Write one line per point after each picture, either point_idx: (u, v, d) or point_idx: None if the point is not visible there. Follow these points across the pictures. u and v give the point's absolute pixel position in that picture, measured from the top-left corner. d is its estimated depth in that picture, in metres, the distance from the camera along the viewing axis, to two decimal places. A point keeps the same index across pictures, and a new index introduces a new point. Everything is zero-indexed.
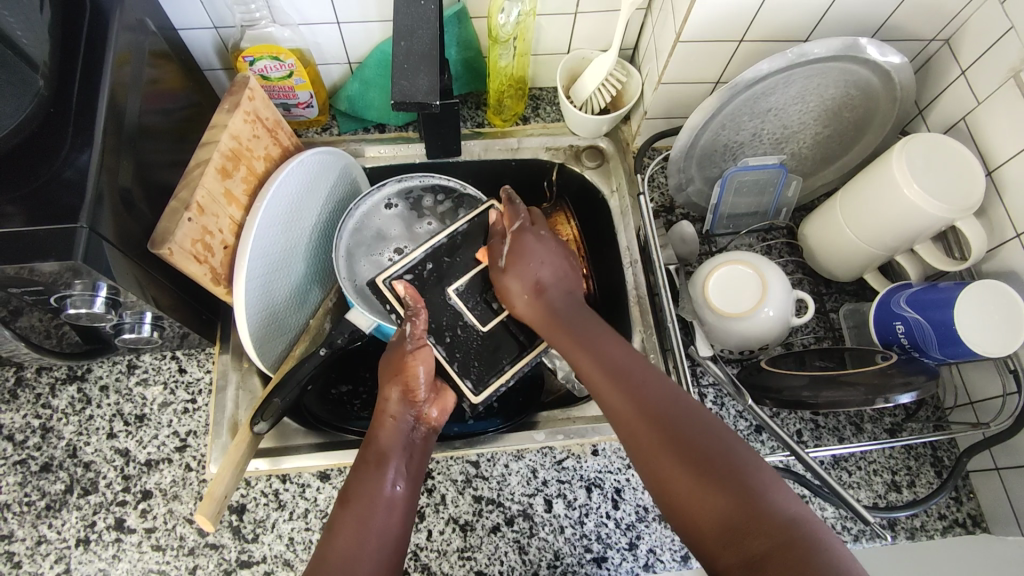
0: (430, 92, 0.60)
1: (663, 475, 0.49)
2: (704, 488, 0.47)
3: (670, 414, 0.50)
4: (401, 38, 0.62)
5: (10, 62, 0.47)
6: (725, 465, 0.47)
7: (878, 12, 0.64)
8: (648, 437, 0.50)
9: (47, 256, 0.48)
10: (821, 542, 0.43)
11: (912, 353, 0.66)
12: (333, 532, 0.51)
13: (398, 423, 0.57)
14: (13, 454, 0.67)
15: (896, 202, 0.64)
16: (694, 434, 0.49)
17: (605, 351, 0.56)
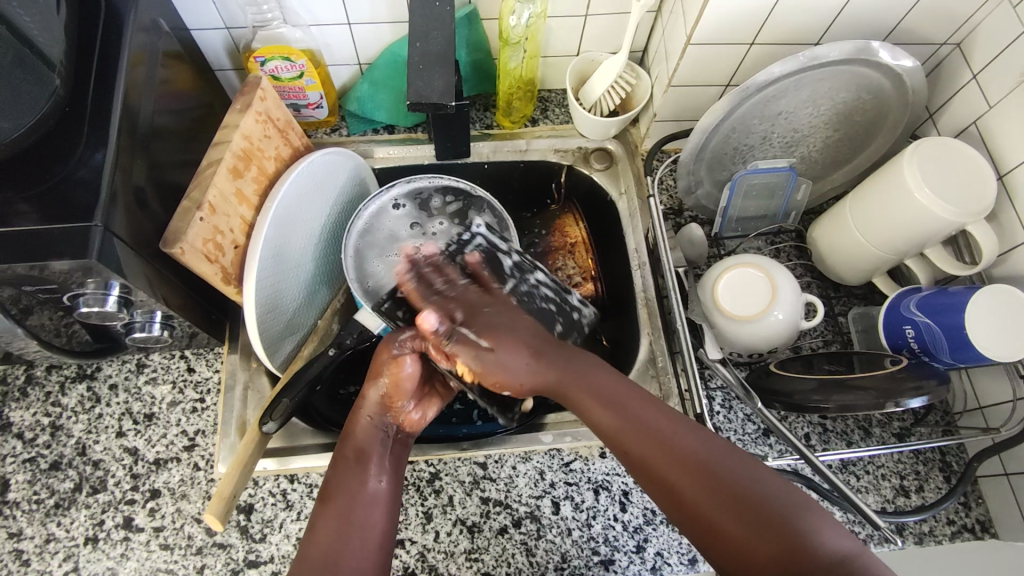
0: (443, 93, 0.60)
1: (713, 525, 0.47)
2: (756, 533, 0.45)
3: (697, 459, 0.49)
4: (415, 39, 0.62)
5: (27, 61, 0.48)
6: (772, 510, 0.46)
7: (890, 16, 0.64)
8: (692, 489, 0.48)
9: (62, 255, 0.48)
10: (876, 574, 0.42)
11: (922, 356, 0.66)
12: (316, 526, 0.52)
13: (373, 422, 0.58)
14: (23, 451, 0.68)
15: (907, 206, 0.64)
16: (739, 481, 0.47)
17: (621, 398, 0.53)
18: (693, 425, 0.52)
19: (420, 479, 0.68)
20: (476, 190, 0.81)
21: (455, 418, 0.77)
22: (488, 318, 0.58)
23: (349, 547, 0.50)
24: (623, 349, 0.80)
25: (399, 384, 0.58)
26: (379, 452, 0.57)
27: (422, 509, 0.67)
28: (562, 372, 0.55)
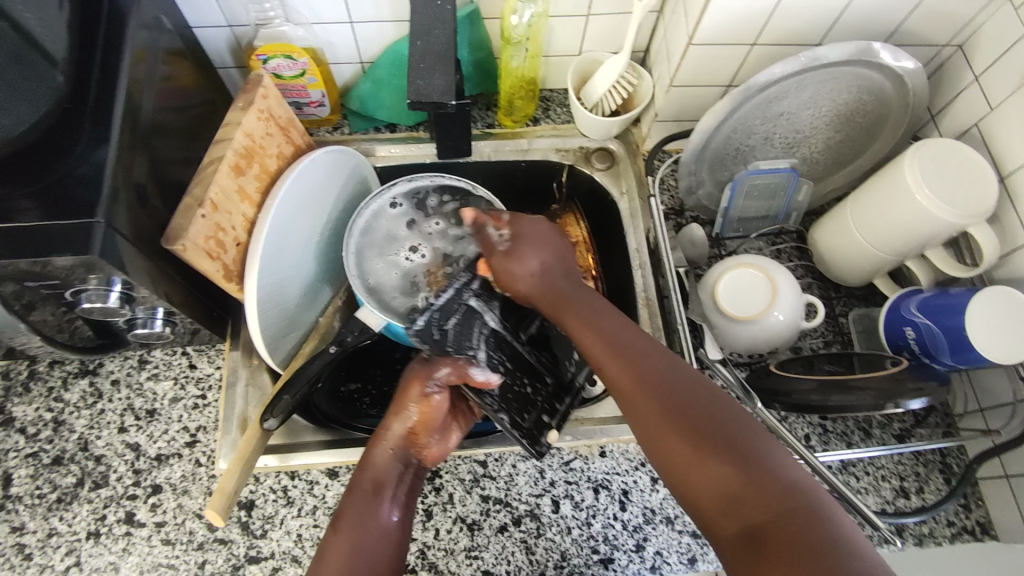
0: (445, 92, 0.60)
1: (665, 446, 0.48)
2: (710, 457, 0.46)
3: (667, 384, 0.50)
4: (417, 38, 0.62)
5: (30, 59, 0.48)
6: (725, 437, 0.46)
7: (891, 17, 0.64)
8: (654, 411, 0.49)
9: (64, 251, 0.48)
10: (821, 509, 0.42)
11: (922, 358, 0.66)
12: (324, 553, 0.52)
13: (393, 455, 0.59)
14: (25, 446, 0.68)
15: (907, 207, 0.64)
16: (697, 406, 0.48)
17: (607, 326, 0.55)
18: (671, 357, 0.52)
19: (420, 477, 0.69)
20: (476, 188, 0.80)
21: None
22: (533, 230, 0.63)
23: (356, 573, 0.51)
24: None
25: (422, 422, 0.60)
26: (394, 483, 0.58)
27: (422, 507, 0.67)
28: (560, 296, 0.59)
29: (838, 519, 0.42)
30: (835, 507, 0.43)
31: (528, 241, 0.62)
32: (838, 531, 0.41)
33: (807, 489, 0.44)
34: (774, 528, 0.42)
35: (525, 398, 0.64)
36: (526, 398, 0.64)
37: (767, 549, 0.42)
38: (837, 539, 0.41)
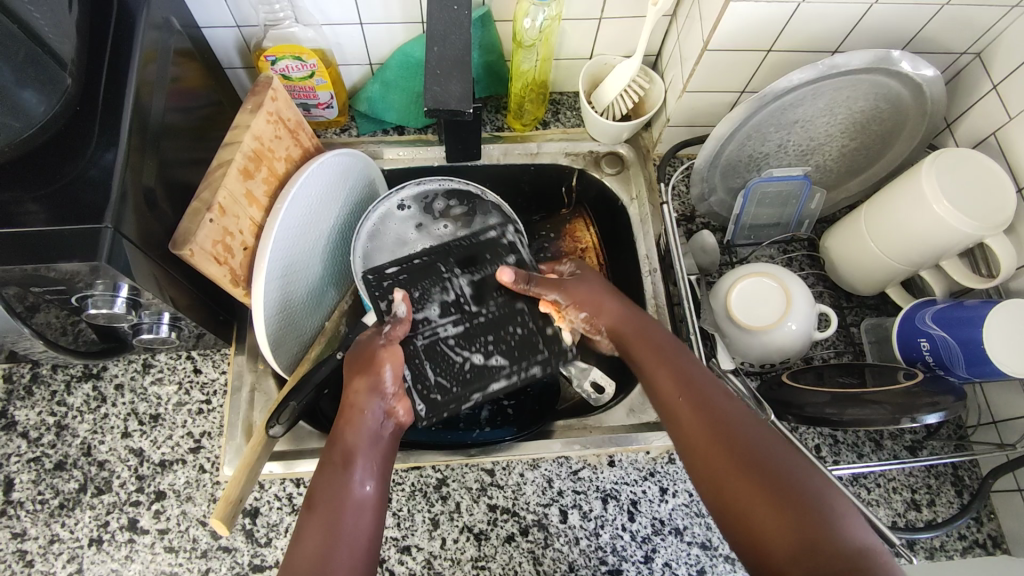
0: (463, 100, 0.59)
1: (743, 503, 0.47)
2: (773, 503, 0.45)
3: (733, 427, 0.50)
4: (432, 44, 0.61)
5: (39, 61, 0.47)
6: (802, 498, 0.45)
7: (910, 26, 0.63)
8: (717, 453, 0.49)
9: (71, 257, 0.48)
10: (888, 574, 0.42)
11: (937, 370, 0.65)
12: (300, 535, 0.48)
13: (363, 414, 0.55)
14: (27, 451, 0.67)
15: (923, 218, 0.63)
16: (769, 463, 0.47)
17: (688, 372, 0.55)
18: (742, 403, 0.52)
19: (426, 485, 0.68)
20: (485, 193, 0.80)
21: (463, 424, 0.74)
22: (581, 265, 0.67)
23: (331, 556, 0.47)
24: None
25: (389, 376, 0.58)
26: (367, 451, 0.54)
27: (429, 515, 0.67)
28: (637, 334, 0.60)
29: None
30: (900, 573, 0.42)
31: (574, 286, 0.64)
32: None
33: (872, 554, 0.43)
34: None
35: (523, 339, 0.64)
36: (528, 338, 0.64)
37: None
38: None
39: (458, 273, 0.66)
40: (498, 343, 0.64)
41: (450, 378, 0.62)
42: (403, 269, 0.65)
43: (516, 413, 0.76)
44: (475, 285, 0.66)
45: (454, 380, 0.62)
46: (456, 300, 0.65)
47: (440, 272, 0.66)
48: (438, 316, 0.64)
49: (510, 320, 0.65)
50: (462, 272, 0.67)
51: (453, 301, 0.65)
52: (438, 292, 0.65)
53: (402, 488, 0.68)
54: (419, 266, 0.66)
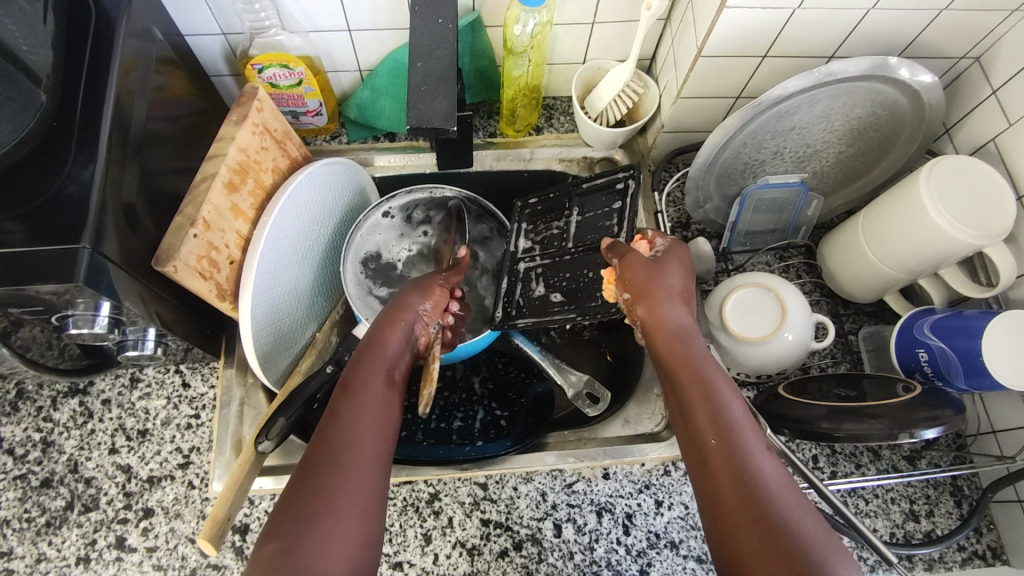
0: (446, 118, 0.57)
1: (734, 518, 0.44)
2: (776, 551, 0.41)
3: (754, 473, 0.45)
4: (417, 59, 0.60)
5: (12, 77, 0.46)
6: (807, 559, 0.40)
7: (906, 31, 0.62)
8: (729, 492, 0.45)
9: (49, 278, 0.46)
10: None
11: (935, 381, 0.64)
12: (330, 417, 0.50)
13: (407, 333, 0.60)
14: (13, 468, 0.66)
15: (921, 226, 0.62)
16: (784, 520, 0.42)
17: (724, 406, 0.49)
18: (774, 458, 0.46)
19: (419, 499, 0.67)
20: (465, 196, 0.80)
21: (456, 437, 0.74)
22: (680, 255, 0.60)
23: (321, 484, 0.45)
24: (628, 365, 0.78)
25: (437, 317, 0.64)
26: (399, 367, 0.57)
27: (421, 531, 0.66)
28: (683, 356, 0.54)
29: None
30: None
31: (635, 262, 0.59)
32: None
33: None
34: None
35: (588, 286, 0.69)
36: (592, 284, 0.69)
37: None
38: None
39: (574, 211, 0.73)
40: (567, 282, 0.71)
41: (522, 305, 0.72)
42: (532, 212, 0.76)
43: (510, 424, 0.75)
44: (581, 225, 0.72)
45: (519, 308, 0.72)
46: (559, 236, 0.73)
47: (562, 210, 0.74)
48: (538, 248, 0.74)
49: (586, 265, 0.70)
50: (582, 207, 0.73)
51: (559, 235, 0.74)
52: (546, 228, 0.75)
53: (395, 503, 0.67)
54: (548, 208, 0.75)
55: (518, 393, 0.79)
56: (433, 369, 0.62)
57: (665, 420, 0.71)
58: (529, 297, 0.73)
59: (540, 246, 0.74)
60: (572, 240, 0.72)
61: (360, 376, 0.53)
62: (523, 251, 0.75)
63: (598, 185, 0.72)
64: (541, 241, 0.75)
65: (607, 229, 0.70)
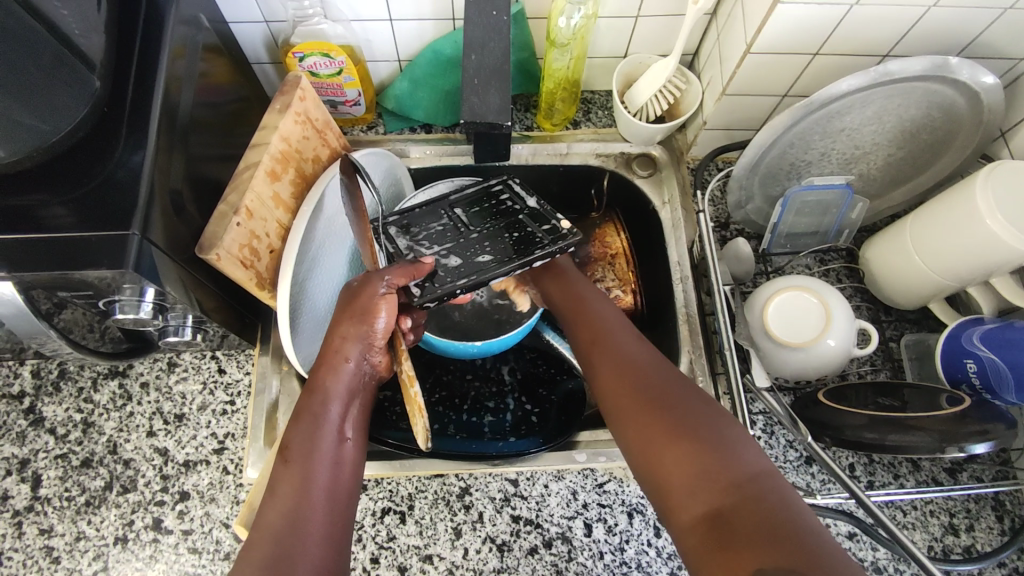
0: (502, 113, 0.59)
1: (636, 424, 0.50)
2: (669, 436, 0.47)
3: (642, 380, 0.52)
4: (470, 52, 0.61)
5: (67, 62, 0.46)
6: (693, 432, 0.47)
7: (967, 30, 0.60)
8: (625, 401, 0.51)
9: (99, 263, 0.47)
10: (783, 495, 0.43)
11: (983, 394, 0.62)
12: (274, 486, 0.47)
13: (353, 368, 0.52)
14: (55, 447, 0.67)
15: (976, 234, 0.60)
16: (674, 409, 0.49)
17: (611, 336, 0.57)
18: (663, 366, 0.53)
19: (450, 493, 0.67)
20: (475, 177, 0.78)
21: (489, 431, 0.74)
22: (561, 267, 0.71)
23: (298, 532, 0.44)
24: None
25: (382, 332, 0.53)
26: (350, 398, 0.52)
27: (451, 525, 0.66)
28: (584, 301, 0.63)
29: (794, 506, 0.42)
30: (795, 497, 0.43)
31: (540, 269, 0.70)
32: (792, 518, 0.41)
33: (766, 477, 0.44)
34: (742, 519, 0.42)
35: (520, 237, 0.64)
36: (524, 237, 0.64)
37: (729, 525, 0.42)
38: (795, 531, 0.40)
39: (456, 208, 0.68)
40: (495, 246, 0.64)
41: (447, 278, 0.60)
42: (402, 220, 0.67)
43: (541, 421, 0.74)
44: (471, 214, 0.67)
45: (445, 277, 0.60)
46: (451, 226, 0.66)
47: (440, 210, 0.68)
48: (427, 242, 0.65)
49: (507, 228, 0.65)
50: (461, 207, 0.68)
51: (449, 228, 0.66)
52: (428, 229, 0.66)
53: (426, 496, 0.67)
54: (420, 214, 0.68)
55: (549, 389, 0.78)
56: (416, 399, 0.53)
57: None
58: (452, 264, 0.62)
59: (432, 241, 0.65)
60: (467, 223, 0.66)
61: (296, 442, 0.49)
62: (406, 246, 0.64)
63: (472, 194, 0.70)
64: (428, 241, 0.65)
65: (511, 208, 0.67)
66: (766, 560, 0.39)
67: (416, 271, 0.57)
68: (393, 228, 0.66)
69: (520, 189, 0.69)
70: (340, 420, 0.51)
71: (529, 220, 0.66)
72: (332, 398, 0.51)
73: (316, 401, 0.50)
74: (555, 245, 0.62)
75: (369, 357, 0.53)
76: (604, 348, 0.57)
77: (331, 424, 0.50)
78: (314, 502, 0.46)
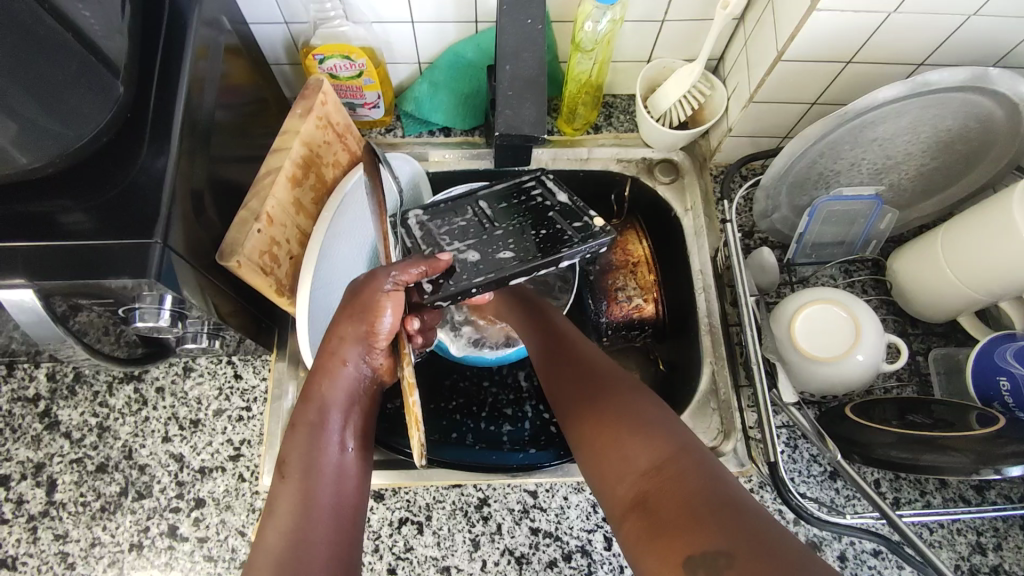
0: (536, 124, 0.61)
1: (579, 420, 0.47)
2: (603, 426, 0.45)
3: (587, 376, 0.50)
4: (505, 62, 0.62)
5: (91, 67, 0.45)
6: (626, 418, 0.44)
7: (1007, 39, 0.58)
8: (572, 398, 0.49)
9: (122, 273, 0.46)
10: (709, 472, 0.39)
11: (1015, 413, 0.60)
12: (273, 507, 0.43)
13: (349, 371, 0.48)
14: (70, 452, 0.67)
15: (1013, 249, 0.58)
16: (614, 399, 0.46)
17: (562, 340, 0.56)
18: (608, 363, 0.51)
19: (468, 504, 0.66)
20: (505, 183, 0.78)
21: (507, 441, 0.73)
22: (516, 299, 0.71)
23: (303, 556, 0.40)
24: (681, 375, 0.76)
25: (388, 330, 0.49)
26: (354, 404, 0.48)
27: (469, 536, 0.65)
28: (541, 313, 0.63)
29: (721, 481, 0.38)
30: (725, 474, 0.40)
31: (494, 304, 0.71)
32: (716, 492, 0.38)
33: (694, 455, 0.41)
34: (667, 501, 0.38)
35: (546, 236, 0.62)
36: (552, 236, 0.62)
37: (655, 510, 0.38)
38: (721, 505, 0.37)
39: (483, 203, 0.67)
40: (519, 243, 0.62)
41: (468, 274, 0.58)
42: (426, 214, 0.66)
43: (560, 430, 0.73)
44: (498, 210, 0.66)
45: (462, 275, 0.58)
46: (476, 222, 0.65)
47: (466, 204, 0.67)
48: (449, 237, 0.63)
49: (535, 225, 0.64)
50: (488, 202, 0.67)
51: (473, 224, 0.65)
52: (450, 224, 0.65)
53: (443, 506, 0.66)
54: (446, 209, 0.67)
55: None
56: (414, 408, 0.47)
57: (723, 434, 0.69)
58: (473, 259, 0.60)
59: (454, 235, 0.64)
60: (493, 220, 0.65)
61: (295, 456, 0.45)
62: (427, 241, 0.63)
63: (504, 190, 0.69)
64: (448, 237, 0.64)
65: (541, 205, 0.66)
66: (705, 540, 0.35)
67: (433, 267, 0.53)
68: (417, 221, 0.65)
69: (549, 185, 0.68)
70: (342, 431, 0.46)
71: (557, 217, 0.64)
72: (331, 406, 0.47)
73: (314, 410, 0.46)
74: (584, 244, 0.60)
75: (370, 360, 0.50)
76: (557, 351, 0.55)
77: (332, 434, 0.46)
78: (316, 519, 0.43)
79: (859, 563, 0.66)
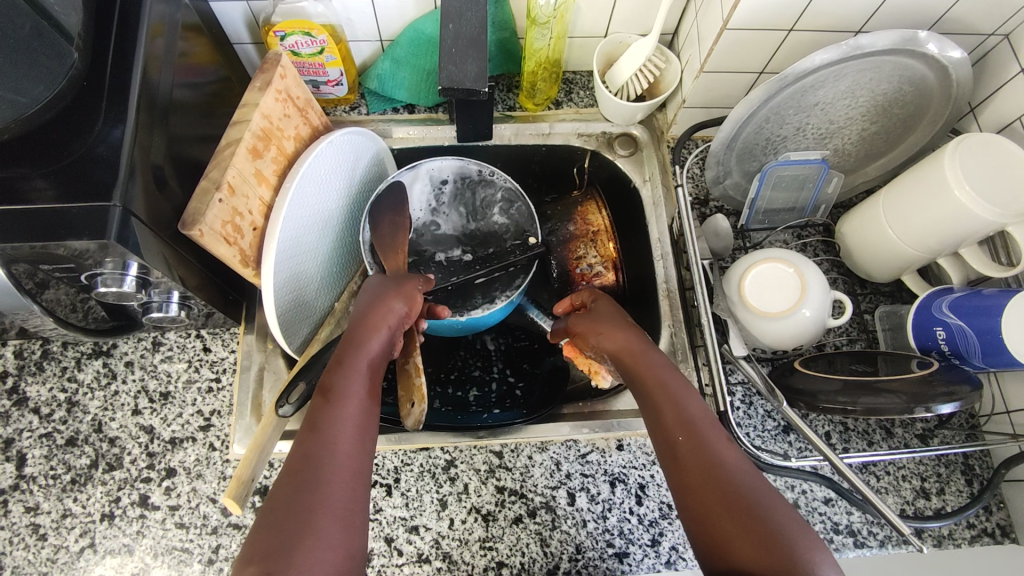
0: (478, 80, 0.62)
1: (702, 502, 0.46)
2: (749, 528, 0.43)
3: (716, 466, 0.47)
4: (448, 22, 0.64)
5: (44, 34, 0.46)
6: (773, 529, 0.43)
7: (936, 5, 0.61)
8: (694, 469, 0.47)
9: (80, 235, 0.47)
10: None
11: (952, 360, 0.64)
12: (315, 418, 0.47)
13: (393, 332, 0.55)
14: (39, 427, 0.68)
15: (945, 204, 0.61)
16: (755, 502, 0.44)
17: (683, 406, 0.51)
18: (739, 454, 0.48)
19: (435, 466, 0.68)
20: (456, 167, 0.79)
21: (474, 404, 0.77)
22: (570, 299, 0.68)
23: (336, 469, 0.45)
24: None
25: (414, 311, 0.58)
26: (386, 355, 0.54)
27: (437, 496, 0.67)
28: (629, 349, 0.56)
29: None
30: None
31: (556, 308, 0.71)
32: None
33: None
34: None
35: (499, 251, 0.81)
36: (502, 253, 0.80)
37: None
38: None
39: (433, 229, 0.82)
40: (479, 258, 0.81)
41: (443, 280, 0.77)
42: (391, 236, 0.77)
43: (525, 395, 0.77)
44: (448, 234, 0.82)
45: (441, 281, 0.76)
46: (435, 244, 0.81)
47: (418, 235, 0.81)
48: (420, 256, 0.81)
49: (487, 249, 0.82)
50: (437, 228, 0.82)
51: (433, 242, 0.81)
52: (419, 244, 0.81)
53: (411, 469, 0.68)
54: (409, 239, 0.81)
55: (532, 364, 0.81)
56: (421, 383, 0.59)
57: None
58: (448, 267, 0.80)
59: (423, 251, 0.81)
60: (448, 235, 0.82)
61: (340, 386, 0.49)
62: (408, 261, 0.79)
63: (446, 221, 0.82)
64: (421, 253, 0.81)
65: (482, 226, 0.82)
66: None
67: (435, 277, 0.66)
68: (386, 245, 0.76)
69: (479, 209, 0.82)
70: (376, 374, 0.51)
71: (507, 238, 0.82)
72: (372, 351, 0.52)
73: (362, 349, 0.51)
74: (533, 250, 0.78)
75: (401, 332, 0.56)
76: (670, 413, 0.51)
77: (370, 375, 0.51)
78: (353, 444, 0.46)
79: (811, 511, 0.68)
